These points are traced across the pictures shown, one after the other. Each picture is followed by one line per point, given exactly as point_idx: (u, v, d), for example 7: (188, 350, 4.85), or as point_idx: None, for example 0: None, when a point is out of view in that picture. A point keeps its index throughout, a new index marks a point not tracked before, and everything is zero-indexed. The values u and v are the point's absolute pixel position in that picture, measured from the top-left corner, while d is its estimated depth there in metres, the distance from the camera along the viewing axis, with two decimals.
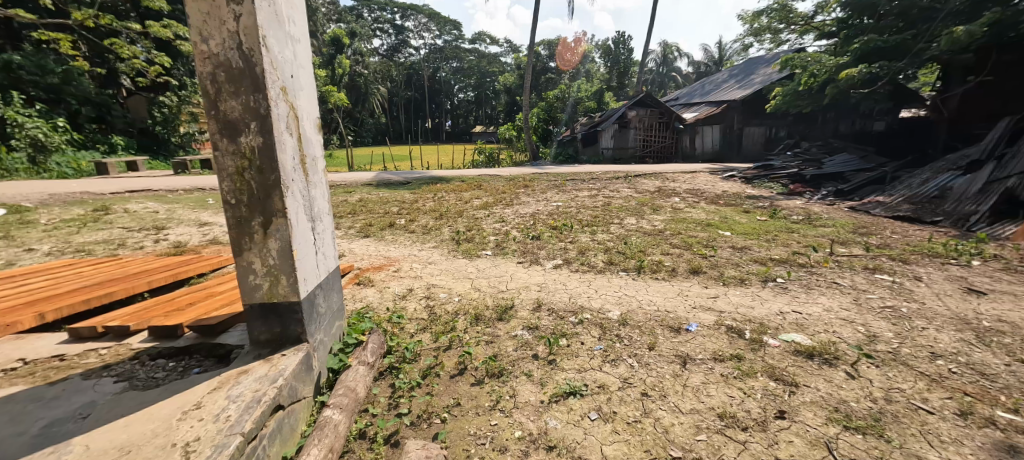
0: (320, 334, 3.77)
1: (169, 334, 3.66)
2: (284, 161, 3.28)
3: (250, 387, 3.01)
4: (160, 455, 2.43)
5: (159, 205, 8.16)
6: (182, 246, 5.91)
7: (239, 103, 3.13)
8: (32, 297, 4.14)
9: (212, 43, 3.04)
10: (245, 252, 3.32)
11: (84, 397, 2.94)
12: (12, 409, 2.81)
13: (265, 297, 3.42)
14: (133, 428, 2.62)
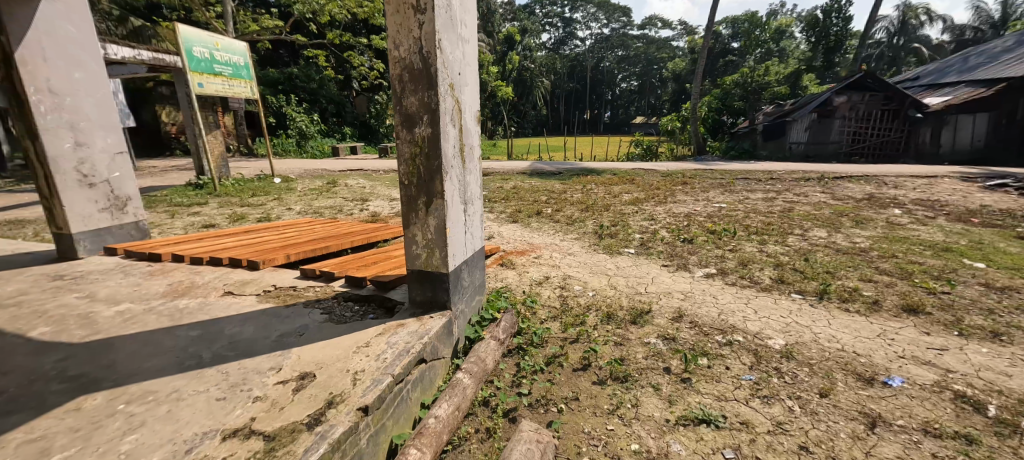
0: (462, 304, 4.10)
1: (355, 281, 4.40)
2: (446, 150, 3.59)
3: (406, 337, 3.43)
4: (338, 377, 2.93)
5: (367, 182, 10.00)
6: (376, 216, 7.23)
7: (416, 100, 3.50)
8: (280, 244, 5.41)
9: (401, 48, 3.43)
10: (411, 225, 3.77)
11: (302, 319, 3.68)
12: (262, 318, 3.68)
13: (422, 265, 3.84)
14: (325, 350, 3.24)
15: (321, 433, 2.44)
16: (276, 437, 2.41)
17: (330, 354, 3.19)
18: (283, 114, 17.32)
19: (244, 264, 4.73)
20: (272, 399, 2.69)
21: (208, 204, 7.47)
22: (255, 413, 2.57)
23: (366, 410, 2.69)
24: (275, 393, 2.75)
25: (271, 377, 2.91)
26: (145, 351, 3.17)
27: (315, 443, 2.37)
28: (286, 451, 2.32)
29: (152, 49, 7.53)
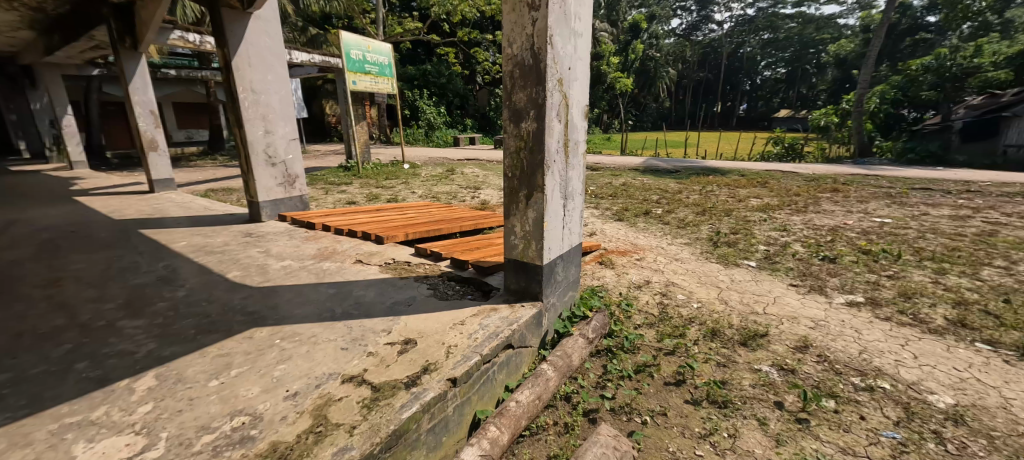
0: (553, 297, 3.80)
1: (459, 264, 4.54)
2: (550, 145, 3.34)
3: (499, 318, 3.38)
4: (434, 348, 3.02)
5: (482, 172, 10.35)
6: (489, 205, 7.55)
7: (524, 93, 3.29)
8: (395, 224, 5.91)
9: (515, 40, 3.26)
10: (512, 216, 3.62)
11: (409, 291, 3.96)
12: (381, 285, 4.10)
13: (518, 255, 3.66)
14: (427, 321, 3.39)
15: (415, 393, 2.55)
16: (381, 388, 2.59)
17: (439, 317, 3.43)
18: (416, 107, 18.95)
19: (372, 238, 5.39)
20: (381, 355, 2.91)
21: (353, 186, 8.57)
22: (367, 365, 2.81)
23: (453, 381, 2.71)
24: (384, 351, 2.97)
25: (384, 335, 3.17)
26: (299, 297, 3.77)
27: (408, 402, 2.48)
28: (387, 403, 2.46)
29: (322, 55, 8.96)
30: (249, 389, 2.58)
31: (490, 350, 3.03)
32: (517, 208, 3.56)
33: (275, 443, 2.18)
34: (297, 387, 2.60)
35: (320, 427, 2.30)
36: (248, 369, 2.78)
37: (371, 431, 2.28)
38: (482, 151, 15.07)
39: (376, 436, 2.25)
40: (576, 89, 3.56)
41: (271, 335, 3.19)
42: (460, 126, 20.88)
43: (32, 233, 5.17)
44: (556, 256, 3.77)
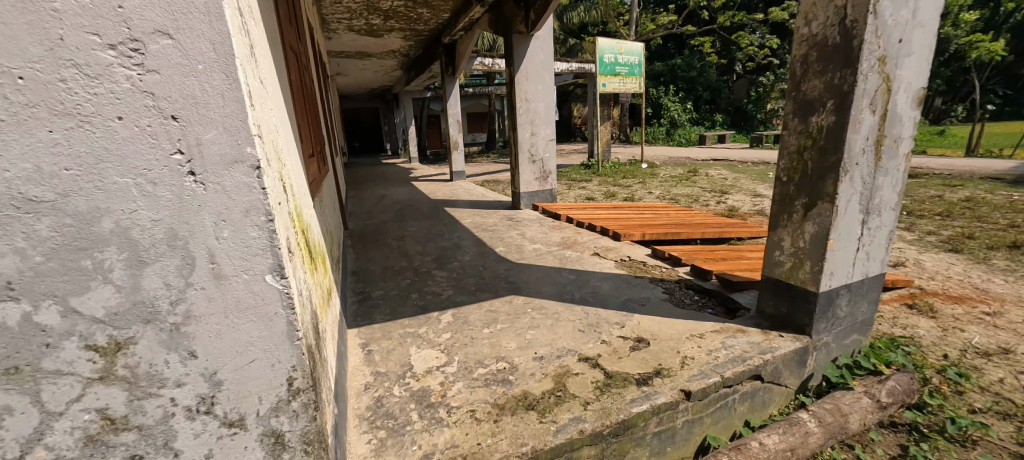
0: (827, 334, 2.07)
1: (700, 273, 2.83)
2: (854, 146, 1.78)
3: (748, 341, 2.02)
4: (576, 339, 2.11)
5: (730, 171, 8.82)
6: (741, 196, 6.29)
7: (820, 81, 1.82)
8: (615, 205, 5.20)
9: (814, 16, 1.81)
10: (776, 229, 2.10)
11: (604, 264, 3.15)
12: (562, 256, 3.35)
13: (781, 275, 2.10)
14: (659, 312, 2.37)
15: (647, 393, 1.69)
16: (613, 375, 1.81)
17: (682, 322, 2.23)
18: (660, 104, 18.47)
19: (610, 235, 3.84)
20: (613, 345, 2.03)
21: (591, 181, 8.49)
22: (600, 350, 2.00)
23: (689, 394, 1.70)
24: (616, 340, 2.08)
25: (618, 327, 2.21)
26: (557, 274, 2.96)
27: (638, 399, 1.66)
28: (617, 394, 1.69)
29: (579, 62, 9.90)
30: (510, 344, 2.09)
31: (725, 377, 1.78)
32: (787, 219, 2.04)
33: (522, 393, 1.73)
34: (544, 351, 2.02)
35: (559, 392, 1.72)
36: (472, 309, 2.51)
37: (600, 413, 1.59)
38: (733, 150, 13.33)
39: (605, 420, 1.55)
40: (898, 65, 1.79)
41: (529, 303, 2.53)
42: (708, 122, 19.00)
43: (388, 191, 7.36)
44: (838, 289, 2.01)
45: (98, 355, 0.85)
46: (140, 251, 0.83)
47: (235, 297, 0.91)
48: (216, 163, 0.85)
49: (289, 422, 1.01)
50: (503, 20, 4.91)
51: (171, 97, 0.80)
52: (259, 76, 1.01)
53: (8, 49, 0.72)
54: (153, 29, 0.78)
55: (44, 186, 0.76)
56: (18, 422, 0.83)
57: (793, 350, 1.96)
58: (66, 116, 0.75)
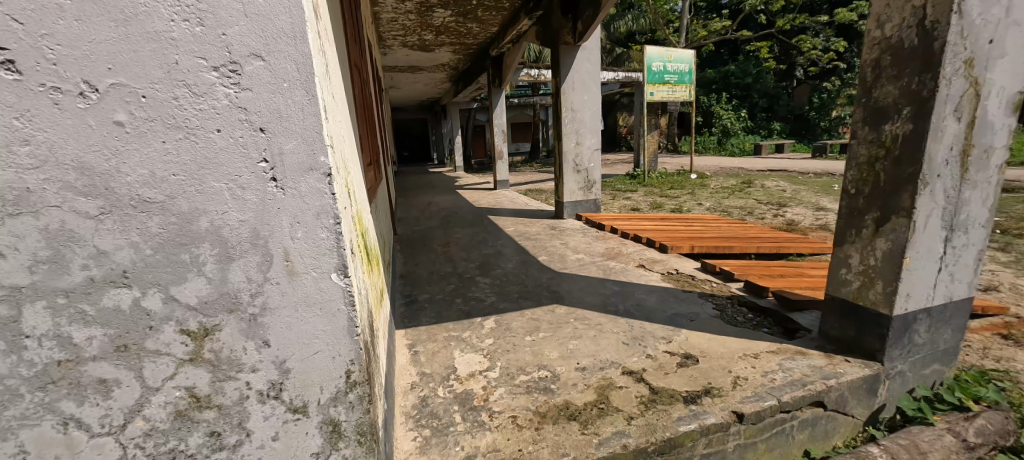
0: (902, 362, 1.94)
1: (755, 290, 2.73)
2: (935, 156, 1.69)
3: (809, 364, 1.93)
4: (624, 352, 2.11)
5: (788, 183, 8.36)
6: (803, 209, 5.95)
7: (895, 87, 1.74)
8: (666, 216, 5.08)
9: (887, 19, 1.75)
10: (843, 244, 2.02)
11: (652, 277, 3.11)
12: (610, 267, 3.33)
13: (849, 295, 2.00)
14: (709, 327, 2.32)
15: (695, 412, 1.65)
16: (659, 390, 1.79)
17: (734, 340, 2.17)
18: (711, 112, 17.87)
19: (656, 247, 3.79)
20: (659, 360, 2.01)
21: (638, 192, 8.34)
22: (645, 364, 1.98)
23: (742, 417, 1.64)
24: (663, 356, 2.06)
25: (664, 341, 2.19)
26: (601, 285, 2.96)
27: (685, 417, 1.63)
28: (663, 411, 1.67)
29: (625, 71, 9.84)
30: (552, 353, 2.12)
31: (783, 402, 1.70)
32: (856, 233, 1.94)
33: (564, 402, 1.75)
34: (587, 362, 2.03)
35: (603, 405, 1.72)
36: (515, 316, 2.55)
37: (644, 429, 1.58)
38: (791, 160, 12.63)
39: (650, 437, 1.54)
40: (987, 69, 1.69)
41: (572, 314, 2.55)
42: (764, 131, 18.16)
43: (435, 199, 7.57)
44: (917, 309, 1.89)
45: (190, 339, 0.96)
46: (229, 247, 0.94)
47: (305, 292, 1.00)
48: (295, 170, 0.94)
49: (345, 413, 1.08)
50: (550, 31, 4.97)
51: (260, 112, 0.91)
52: (332, 93, 1.12)
53: (134, 73, 0.85)
54: (248, 53, 0.88)
55: (156, 188, 0.88)
56: (124, 394, 0.95)
57: (860, 379, 1.84)
58: (176, 129, 0.87)
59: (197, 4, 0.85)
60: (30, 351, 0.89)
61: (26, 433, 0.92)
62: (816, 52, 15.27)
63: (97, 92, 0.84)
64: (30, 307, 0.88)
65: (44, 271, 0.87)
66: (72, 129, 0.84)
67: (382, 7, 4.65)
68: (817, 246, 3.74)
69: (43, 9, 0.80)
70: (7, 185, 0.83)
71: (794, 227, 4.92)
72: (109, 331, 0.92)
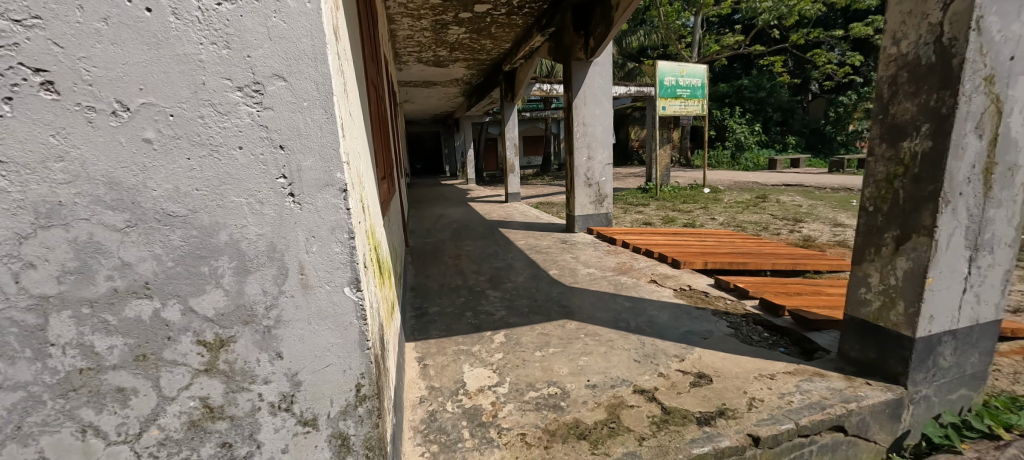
0: (927, 387, 1.89)
1: (771, 308, 2.69)
2: (956, 174, 1.67)
3: (828, 387, 1.89)
4: (636, 369, 2.09)
5: (804, 198, 8.26)
6: (819, 225, 5.86)
7: (913, 104, 1.73)
8: (679, 232, 5.05)
9: (903, 35, 1.75)
10: (860, 263, 1.99)
11: (665, 292, 3.08)
12: (622, 282, 3.31)
13: (868, 316, 1.97)
14: (722, 346, 2.29)
15: (708, 434, 1.62)
16: (671, 411, 1.76)
17: (749, 360, 2.14)
18: (724, 126, 17.79)
19: (669, 262, 3.76)
20: (671, 379, 1.99)
21: (650, 206, 8.31)
22: (656, 383, 1.96)
23: (757, 440, 1.61)
24: (675, 374, 2.03)
25: (676, 359, 2.16)
26: (612, 300, 2.95)
27: (699, 440, 1.60)
28: (676, 432, 1.64)
29: (637, 86, 9.89)
30: (562, 369, 2.10)
31: (801, 426, 1.66)
32: (875, 252, 1.92)
33: (574, 421, 1.73)
34: (597, 379, 2.01)
35: (613, 424, 1.70)
36: (525, 331, 2.55)
37: (656, 451, 1.56)
38: (806, 175, 12.49)
39: None
40: (1009, 85, 1.67)
41: (583, 329, 2.54)
42: (779, 145, 18.00)
43: (446, 211, 7.62)
44: (941, 330, 1.84)
45: (206, 350, 0.98)
46: (247, 260, 0.97)
47: (318, 306, 1.02)
48: (312, 186, 0.97)
49: (354, 427, 1.09)
50: (562, 47, 5.02)
51: (281, 130, 0.94)
52: (349, 111, 1.16)
53: (164, 93, 0.88)
54: (271, 73, 0.92)
55: (179, 202, 0.91)
56: (140, 403, 0.97)
57: (881, 402, 1.80)
58: (201, 146, 0.90)
59: (224, 27, 0.88)
60: (54, 358, 0.92)
61: (46, 439, 0.94)
62: (831, 66, 15.17)
63: (129, 111, 0.87)
64: (57, 316, 0.91)
65: (71, 281, 0.90)
66: (104, 145, 0.87)
67: (398, 24, 4.77)
68: (835, 263, 3.67)
69: (81, 33, 0.84)
70: (40, 198, 0.86)
71: (811, 244, 4.83)
72: (129, 341, 0.94)
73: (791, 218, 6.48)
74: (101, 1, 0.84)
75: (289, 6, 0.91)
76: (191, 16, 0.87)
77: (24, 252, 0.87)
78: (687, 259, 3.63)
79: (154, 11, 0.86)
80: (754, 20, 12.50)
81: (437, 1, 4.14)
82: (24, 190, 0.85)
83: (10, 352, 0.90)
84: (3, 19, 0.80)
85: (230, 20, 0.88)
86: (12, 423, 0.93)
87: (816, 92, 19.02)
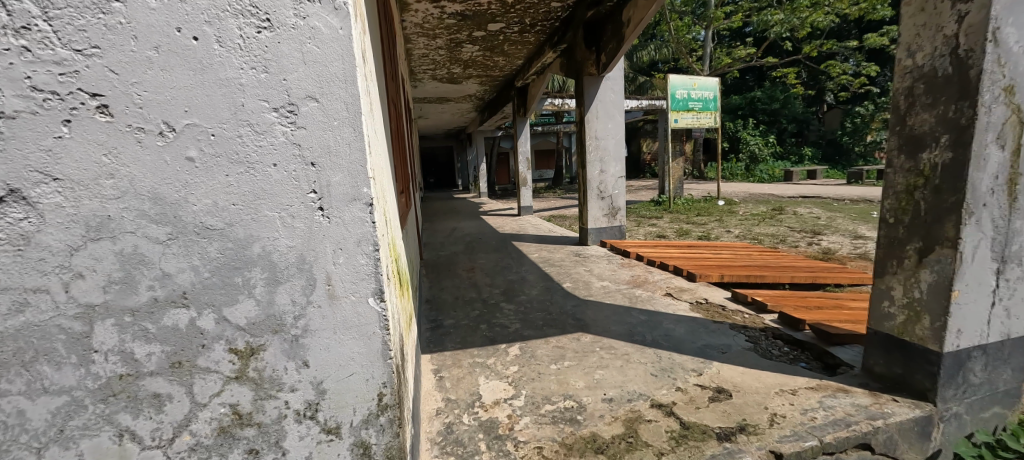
0: (957, 404, 1.84)
1: (790, 322, 2.66)
2: (978, 184, 1.65)
3: (852, 403, 1.86)
4: (654, 382, 2.09)
5: (822, 210, 8.13)
6: (837, 237, 5.76)
7: (931, 115, 1.73)
8: (694, 245, 5.01)
9: (918, 47, 1.75)
10: (883, 276, 1.97)
11: (681, 306, 3.07)
12: (637, 295, 3.31)
13: (892, 330, 1.94)
14: (740, 361, 2.27)
15: (729, 450, 1.61)
16: (690, 426, 1.75)
17: (770, 375, 2.11)
18: (738, 138, 17.69)
19: (684, 275, 3.74)
20: (690, 393, 1.98)
21: (663, 218, 8.27)
22: (674, 397, 1.95)
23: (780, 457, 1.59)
24: (693, 389, 2.02)
25: (695, 374, 2.15)
26: (627, 314, 2.94)
27: (719, 456, 1.59)
28: (695, 447, 1.63)
29: (648, 99, 9.92)
30: (578, 383, 2.11)
31: (824, 443, 1.64)
32: (898, 265, 1.90)
33: (591, 435, 1.73)
34: (614, 393, 2.01)
35: (631, 439, 1.70)
36: (539, 344, 2.56)
37: None
38: (824, 186, 12.32)
39: None
40: None
41: (598, 342, 2.53)
42: (795, 157, 17.81)
43: (459, 224, 7.67)
44: (970, 344, 1.81)
45: (237, 358, 1.02)
46: (278, 271, 1.01)
47: (343, 316, 1.06)
48: (341, 200, 1.02)
49: (376, 436, 1.11)
50: (574, 63, 5.08)
51: (312, 148, 0.99)
52: (375, 130, 1.20)
53: (206, 114, 0.94)
54: (305, 95, 0.97)
55: (217, 216, 0.97)
56: (174, 408, 1.01)
57: (908, 419, 1.76)
58: (239, 164, 0.96)
59: (263, 54, 0.95)
60: (97, 364, 0.97)
61: (87, 443, 0.98)
62: (846, 77, 15.03)
63: (174, 131, 0.93)
64: (101, 323, 0.96)
65: (116, 291, 0.95)
66: (151, 164, 0.93)
67: (414, 44, 4.90)
68: (857, 276, 3.61)
69: (134, 61, 0.91)
70: (91, 212, 0.92)
71: (831, 258, 4.76)
72: (166, 349, 0.99)
73: (809, 230, 6.39)
74: (154, 31, 0.91)
75: (323, 33, 0.97)
76: (233, 44, 0.93)
77: (74, 263, 0.93)
78: (703, 272, 3.61)
79: (201, 39, 0.92)
80: (766, 32, 12.48)
81: (451, 21, 4.25)
82: (78, 206, 0.91)
83: (58, 358, 0.95)
84: (66, 49, 0.88)
85: (269, 47, 0.95)
86: (55, 426, 0.97)
87: (831, 103, 18.84)
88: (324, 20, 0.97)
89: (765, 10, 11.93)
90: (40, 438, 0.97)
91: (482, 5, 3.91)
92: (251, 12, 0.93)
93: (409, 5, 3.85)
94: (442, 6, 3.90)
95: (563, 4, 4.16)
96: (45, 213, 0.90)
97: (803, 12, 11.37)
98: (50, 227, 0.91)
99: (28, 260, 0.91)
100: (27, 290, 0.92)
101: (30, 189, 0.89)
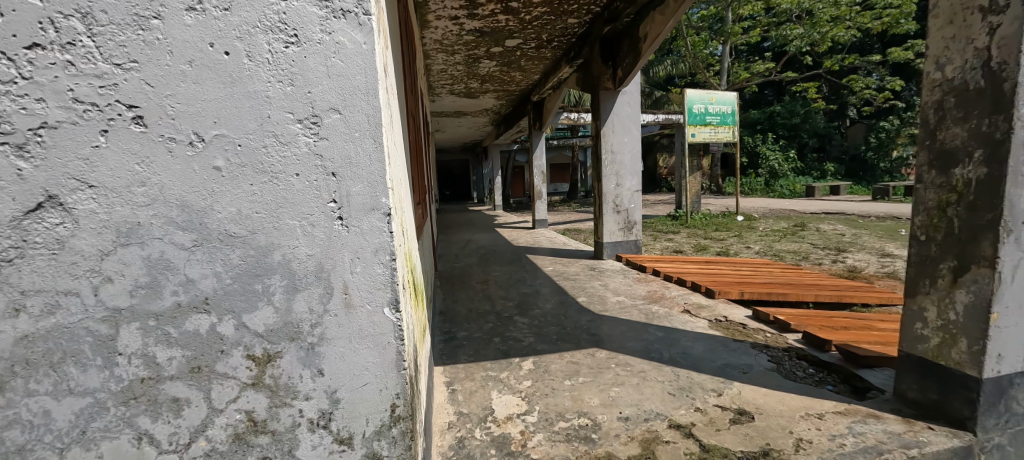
0: (1000, 434, 1.76)
1: (815, 342, 2.58)
2: (1016, 201, 1.60)
3: (884, 429, 1.79)
4: (675, 400, 2.05)
5: (846, 227, 7.94)
6: (862, 255, 5.60)
7: (963, 130, 1.69)
8: (709, 261, 4.94)
9: (948, 60, 1.72)
10: (914, 297, 1.91)
11: (701, 323, 3.01)
12: (655, 312, 3.25)
13: (926, 353, 1.87)
14: (760, 381, 2.21)
15: None
16: (710, 449, 1.71)
17: (795, 397, 2.05)
18: (756, 153, 17.49)
19: (702, 291, 3.67)
20: (709, 414, 1.93)
21: (680, 233, 8.18)
22: (694, 418, 1.91)
23: None
24: (713, 410, 1.97)
25: (714, 394, 2.10)
26: (644, 330, 2.90)
27: None
28: None
29: (665, 113, 9.88)
30: (593, 400, 2.07)
31: None
32: (930, 284, 1.84)
33: (607, 454, 1.70)
34: (630, 411, 1.97)
35: None
36: (554, 359, 2.53)
37: None
38: (847, 203, 12.05)
39: None
40: None
41: (614, 359, 2.50)
42: (817, 173, 17.45)
43: (473, 237, 7.71)
44: (1013, 369, 1.73)
45: (254, 364, 1.03)
46: (296, 279, 1.03)
47: (359, 325, 1.06)
48: (359, 210, 1.03)
49: (387, 448, 1.10)
50: (590, 78, 5.10)
51: (334, 159, 1.01)
52: (394, 140, 1.22)
53: (234, 126, 0.97)
54: (328, 107, 1.00)
55: (241, 224, 0.99)
56: (192, 413, 1.02)
57: (946, 448, 1.68)
58: (264, 174, 0.98)
59: (290, 68, 0.98)
60: (120, 367, 0.99)
61: (106, 445, 1.00)
62: (869, 91, 14.76)
63: (203, 142, 0.96)
64: (126, 327, 0.98)
65: (141, 295, 0.98)
66: (180, 172, 0.96)
67: (433, 59, 4.99)
68: (884, 296, 3.50)
69: (169, 74, 0.94)
70: (122, 219, 0.95)
71: (856, 276, 4.63)
72: (187, 354, 1.01)
73: (833, 246, 6.23)
74: (189, 46, 0.94)
75: (348, 48, 1.00)
76: (262, 58, 0.97)
77: (104, 267, 0.96)
78: (722, 289, 3.54)
79: (231, 54, 0.96)
80: (785, 47, 12.36)
81: (470, 37, 4.32)
82: (111, 212, 0.94)
83: (84, 360, 0.97)
84: (107, 64, 0.92)
85: (295, 61, 0.98)
86: (78, 427, 0.99)
87: (853, 118, 18.50)
88: (349, 35, 1.00)
89: (783, 25, 11.81)
90: (63, 439, 0.99)
91: (500, 21, 3.96)
92: (280, 28, 0.96)
93: (428, 22, 3.94)
94: (460, 23, 3.98)
95: (580, 20, 4.19)
96: (80, 219, 0.93)
97: (823, 26, 11.23)
98: (84, 233, 0.94)
99: (61, 263, 0.94)
100: (60, 292, 0.95)
101: (67, 195, 0.93)
